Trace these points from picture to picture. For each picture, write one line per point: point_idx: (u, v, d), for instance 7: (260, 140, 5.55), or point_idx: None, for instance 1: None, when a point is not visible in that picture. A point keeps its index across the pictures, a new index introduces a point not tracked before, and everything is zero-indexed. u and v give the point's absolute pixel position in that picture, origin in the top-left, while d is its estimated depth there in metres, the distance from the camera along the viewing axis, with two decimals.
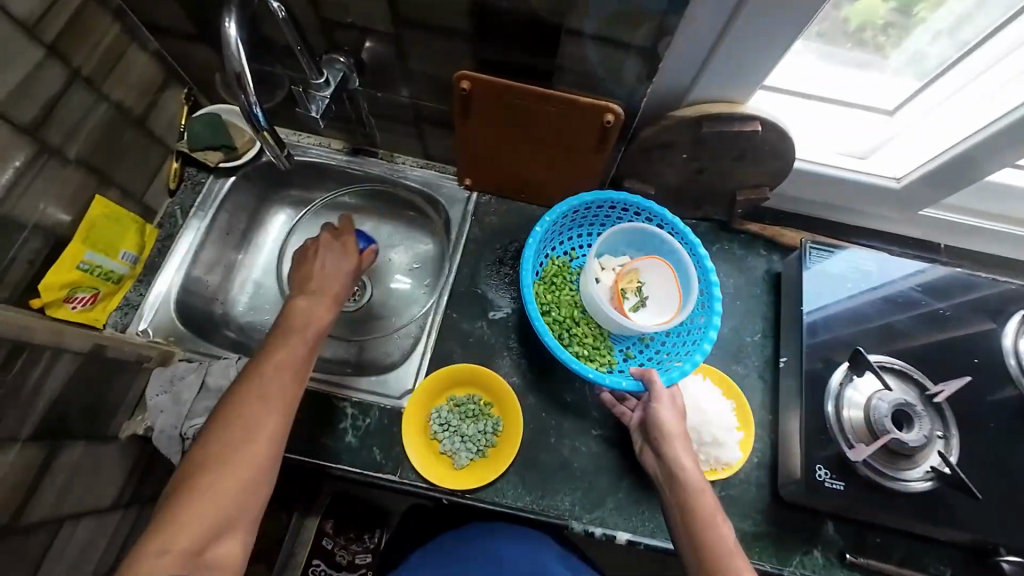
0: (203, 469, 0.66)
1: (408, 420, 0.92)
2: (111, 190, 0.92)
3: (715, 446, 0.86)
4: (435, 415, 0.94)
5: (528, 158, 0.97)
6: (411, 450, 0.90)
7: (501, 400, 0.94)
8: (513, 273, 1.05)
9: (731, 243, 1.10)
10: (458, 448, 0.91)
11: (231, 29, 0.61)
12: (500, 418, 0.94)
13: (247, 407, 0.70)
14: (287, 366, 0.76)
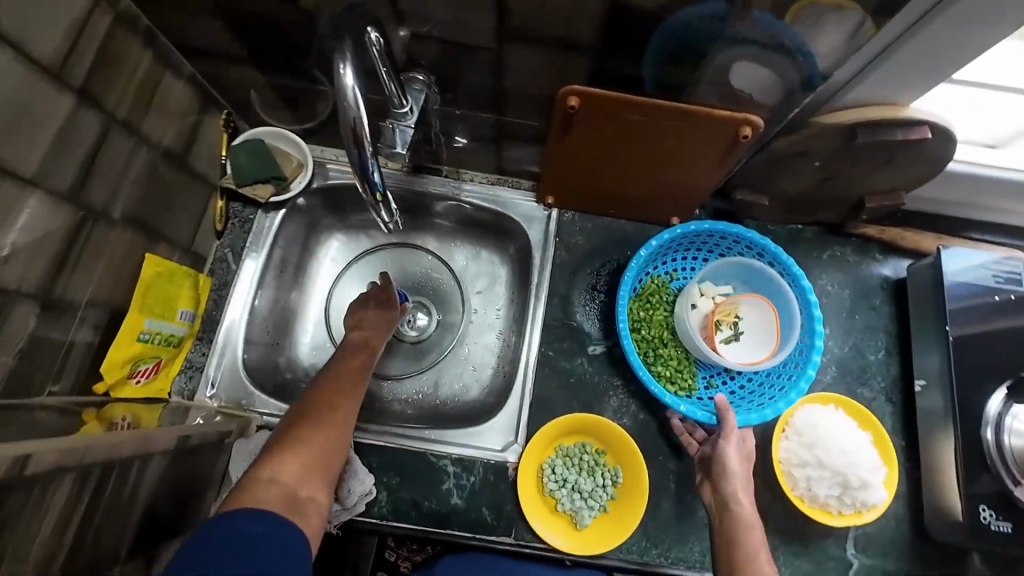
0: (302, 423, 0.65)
1: (521, 481, 0.84)
2: (160, 244, 0.81)
3: (863, 489, 0.78)
4: (548, 470, 0.85)
5: (626, 174, 0.85)
6: (530, 515, 0.83)
7: (620, 448, 0.86)
8: (609, 300, 0.95)
9: (843, 248, 0.99)
10: (579, 506, 0.84)
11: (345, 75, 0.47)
12: (620, 468, 0.86)
13: (335, 383, 0.72)
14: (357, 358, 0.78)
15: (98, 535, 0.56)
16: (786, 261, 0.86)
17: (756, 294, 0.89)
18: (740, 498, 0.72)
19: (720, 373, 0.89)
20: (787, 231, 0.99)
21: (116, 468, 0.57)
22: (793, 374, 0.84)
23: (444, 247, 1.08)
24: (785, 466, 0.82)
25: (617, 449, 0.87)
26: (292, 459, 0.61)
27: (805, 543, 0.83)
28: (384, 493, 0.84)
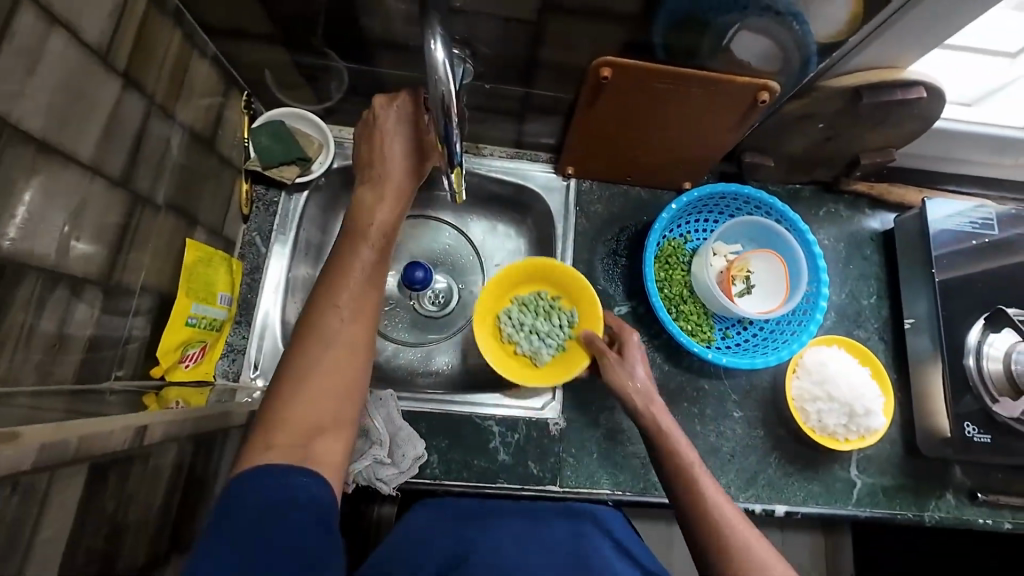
0: (316, 350, 0.58)
1: (479, 310, 0.93)
2: (197, 230, 0.81)
3: (867, 416, 0.88)
4: (506, 325, 0.94)
5: (646, 143, 0.90)
6: (489, 355, 0.91)
7: (568, 279, 0.93)
8: (630, 262, 1.01)
9: (837, 205, 1.07)
10: (536, 346, 0.92)
11: (437, 46, 0.45)
12: (575, 310, 0.94)
13: (344, 293, 0.61)
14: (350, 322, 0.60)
15: (195, 506, 0.59)
16: (792, 220, 0.95)
17: (767, 249, 0.96)
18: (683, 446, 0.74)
19: (734, 325, 0.97)
20: (787, 190, 1.06)
21: (206, 442, 0.59)
22: (802, 320, 0.93)
23: (459, 221, 1.11)
24: (798, 403, 0.92)
25: (574, 297, 0.95)
26: (308, 397, 0.55)
27: (817, 470, 0.93)
28: (435, 456, 0.89)
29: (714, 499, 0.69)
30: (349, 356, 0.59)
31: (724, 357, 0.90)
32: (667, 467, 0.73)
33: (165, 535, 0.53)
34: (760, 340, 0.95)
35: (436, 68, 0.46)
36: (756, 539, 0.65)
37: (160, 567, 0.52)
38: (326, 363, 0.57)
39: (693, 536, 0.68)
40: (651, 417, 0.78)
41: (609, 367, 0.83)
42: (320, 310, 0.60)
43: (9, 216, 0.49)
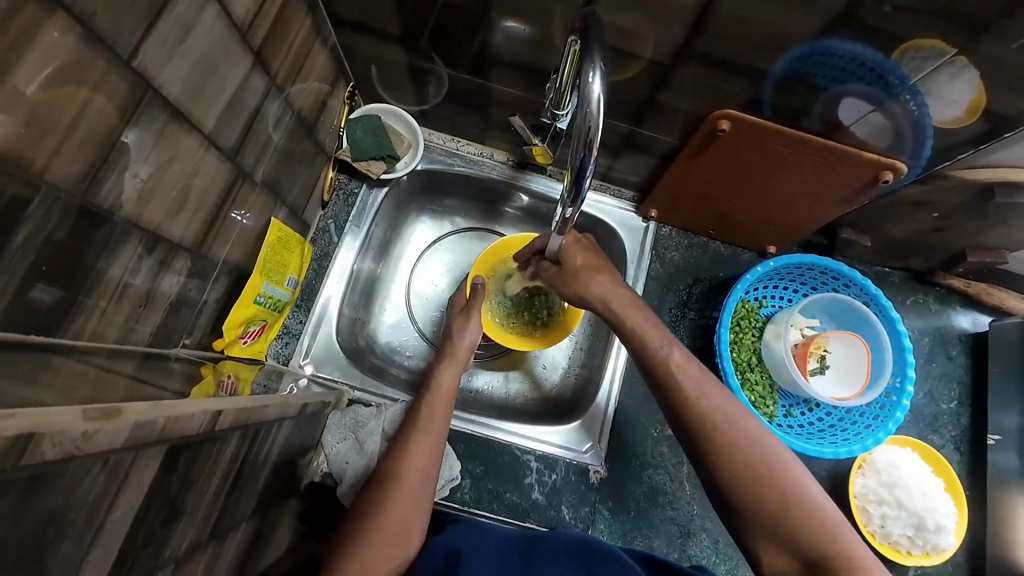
0: (398, 455, 0.70)
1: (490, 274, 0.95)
2: (281, 211, 0.82)
3: (936, 532, 0.81)
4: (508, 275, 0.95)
5: (739, 200, 0.87)
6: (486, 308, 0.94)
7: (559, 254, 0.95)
8: (698, 317, 0.96)
9: (927, 296, 1.01)
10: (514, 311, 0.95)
11: (597, 79, 0.46)
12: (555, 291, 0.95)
13: (428, 407, 0.75)
14: (440, 398, 0.76)
15: (238, 497, 0.57)
16: (884, 306, 0.88)
17: (850, 331, 0.90)
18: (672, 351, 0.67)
19: (799, 405, 0.91)
20: (875, 272, 1.01)
21: (263, 431, 0.58)
22: (879, 414, 0.86)
23: None
24: (859, 502, 0.84)
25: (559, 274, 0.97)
26: (397, 491, 0.67)
27: None
28: (467, 480, 0.85)
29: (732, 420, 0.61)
30: (423, 460, 0.69)
31: (788, 437, 0.84)
32: (666, 393, 0.65)
33: (209, 523, 0.52)
34: (827, 426, 0.89)
35: (589, 101, 0.46)
36: (782, 460, 0.59)
37: (199, 556, 0.50)
38: (410, 464, 0.68)
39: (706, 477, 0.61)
40: (639, 341, 0.69)
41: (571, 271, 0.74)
42: (405, 426, 0.73)
43: (131, 174, 0.49)
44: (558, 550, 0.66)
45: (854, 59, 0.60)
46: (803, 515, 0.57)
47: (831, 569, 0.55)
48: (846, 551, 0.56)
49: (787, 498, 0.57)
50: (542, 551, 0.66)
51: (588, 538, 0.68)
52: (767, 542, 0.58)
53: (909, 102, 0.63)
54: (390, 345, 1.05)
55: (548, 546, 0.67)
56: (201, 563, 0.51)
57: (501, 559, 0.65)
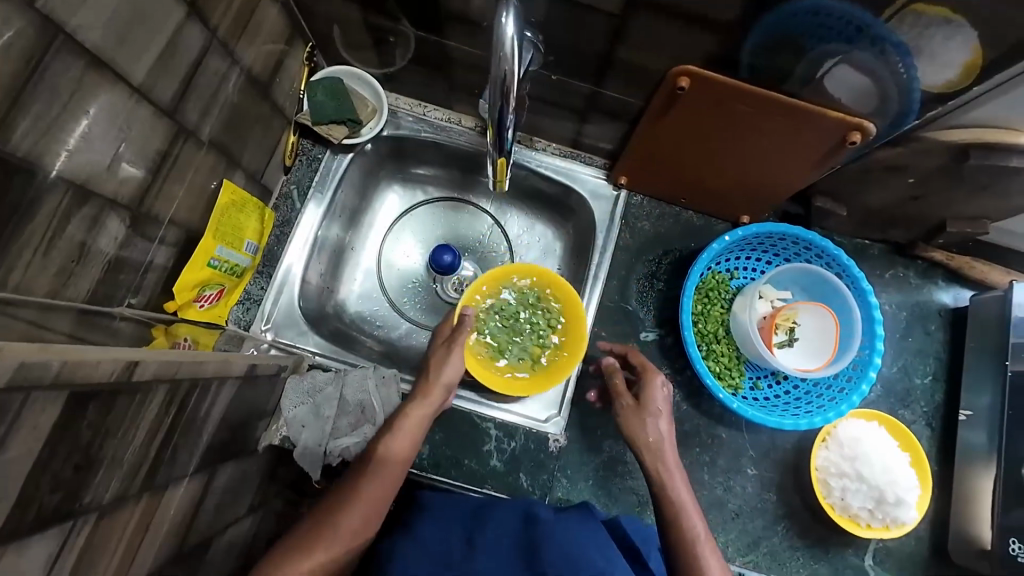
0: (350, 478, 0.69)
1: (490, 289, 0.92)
2: (237, 174, 0.81)
3: (897, 506, 0.80)
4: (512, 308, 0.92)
5: (708, 165, 0.84)
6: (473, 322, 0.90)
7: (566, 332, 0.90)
8: (667, 288, 0.94)
9: (907, 270, 0.98)
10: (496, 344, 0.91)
11: (508, 19, 0.44)
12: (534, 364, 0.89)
13: (384, 448, 0.71)
14: (405, 436, 0.73)
15: (175, 453, 0.58)
16: (857, 277, 0.85)
17: (821, 302, 0.88)
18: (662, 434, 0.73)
19: (767, 377, 0.90)
20: (854, 244, 0.98)
21: (198, 388, 0.58)
22: (845, 386, 0.84)
23: (499, 214, 1.13)
24: (821, 474, 0.84)
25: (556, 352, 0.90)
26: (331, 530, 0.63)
27: (827, 550, 0.86)
28: (426, 446, 0.86)
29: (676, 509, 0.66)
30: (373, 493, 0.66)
31: (761, 413, 0.84)
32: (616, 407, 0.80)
33: (138, 476, 0.52)
34: (791, 398, 0.88)
35: (503, 45, 0.45)
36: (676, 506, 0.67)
37: (125, 507, 0.51)
38: (365, 490, 0.66)
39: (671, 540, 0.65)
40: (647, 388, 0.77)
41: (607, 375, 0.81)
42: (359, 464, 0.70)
43: (46, 121, 0.48)
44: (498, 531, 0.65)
45: (834, 15, 0.58)
46: (670, 529, 0.65)
47: None
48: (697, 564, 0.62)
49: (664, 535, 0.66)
50: (485, 532, 0.65)
51: (527, 520, 0.67)
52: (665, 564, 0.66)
53: (882, 54, 0.60)
54: (361, 315, 1.05)
55: (490, 528, 0.66)
56: (130, 515, 0.53)
57: (443, 547, 0.64)
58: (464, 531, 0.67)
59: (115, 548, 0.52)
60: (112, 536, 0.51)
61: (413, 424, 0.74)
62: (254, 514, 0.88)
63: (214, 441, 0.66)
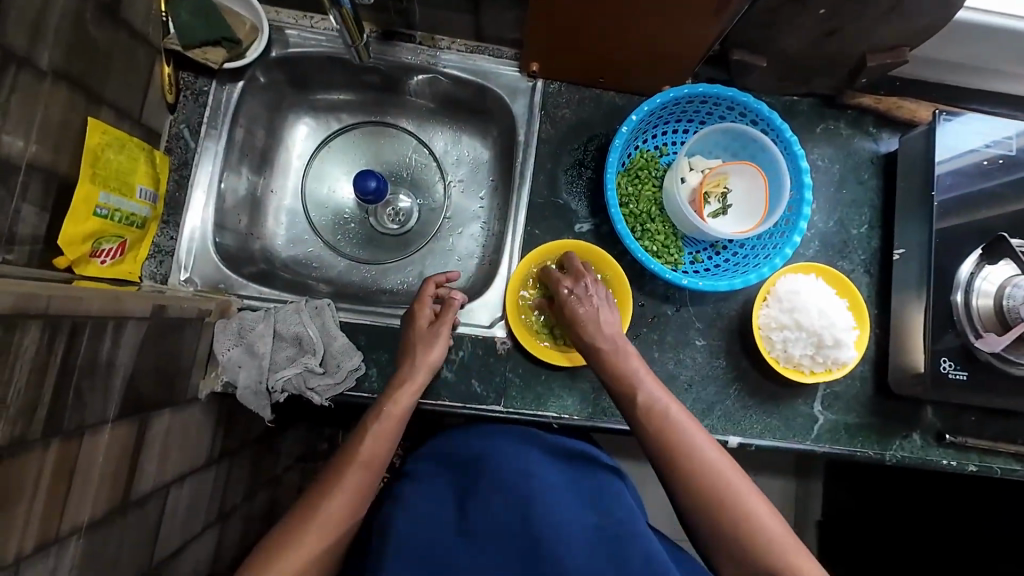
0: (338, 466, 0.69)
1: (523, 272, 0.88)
2: (106, 112, 0.73)
3: (835, 347, 0.82)
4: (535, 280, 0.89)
5: (616, 33, 0.79)
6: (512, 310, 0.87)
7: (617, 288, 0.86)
8: (595, 175, 0.91)
9: (838, 121, 0.96)
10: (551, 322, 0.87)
11: None
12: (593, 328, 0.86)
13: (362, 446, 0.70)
14: (386, 425, 0.72)
15: (81, 397, 0.55)
16: (781, 129, 0.83)
17: (749, 162, 0.87)
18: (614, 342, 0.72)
19: (706, 250, 0.89)
20: (782, 103, 0.95)
21: (86, 328, 0.55)
22: (779, 243, 0.84)
23: (421, 133, 1.07)
24: (763, 331, 0.85)
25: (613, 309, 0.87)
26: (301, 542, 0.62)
27: (777, 403, 0.89)
28: (374, 369, 0.85)
29: (659, 402, 0.65)
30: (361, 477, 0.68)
31: (702, 282, 0.84)
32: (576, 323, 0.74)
33: (37, 418, 0.50)
34: (729, 265, 0.87)
35: None
36: (671, 415, 0.65)
37: (32, 451, 0.50)
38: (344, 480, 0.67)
39: (656, 432, 0.64)
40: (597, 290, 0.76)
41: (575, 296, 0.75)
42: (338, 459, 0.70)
43: None
44: (490, 489, 0.67)
45: None
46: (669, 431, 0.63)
47: (706, 488, 0.59)
48: (706, 460, 0.61)
49: (670, 436, 0.63)
50: (477, 491, 0.68)
51: (520, 470, 0.69)
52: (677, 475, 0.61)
53: None
54: (296, 260, 1.00)
55: (481, 486, 0.68)
56: (41, 459, 0.51)
57: (438, 514, 0.68)
58: (455, 492, 0.70)
59: (33, 493, 0.51)
60: (25, 481, 0.50)
61: (388, 413, 0.73)
62: (217, 465, 0.88)
63: (134, 387, 0.64)
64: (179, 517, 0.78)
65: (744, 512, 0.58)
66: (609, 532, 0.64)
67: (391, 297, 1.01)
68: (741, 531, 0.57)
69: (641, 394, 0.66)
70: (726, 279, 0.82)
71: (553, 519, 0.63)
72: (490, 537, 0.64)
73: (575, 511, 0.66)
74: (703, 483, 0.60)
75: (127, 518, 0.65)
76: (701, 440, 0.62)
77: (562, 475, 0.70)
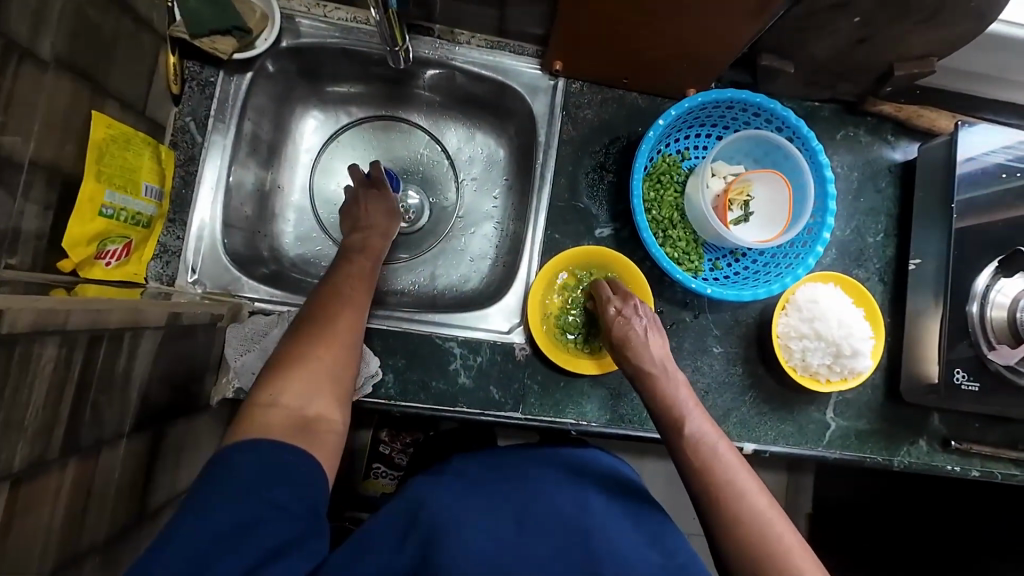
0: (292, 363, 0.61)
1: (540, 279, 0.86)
2: (111, 104, 0.69)
3: (853, 357, 0.83)
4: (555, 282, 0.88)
5: (645, 33, 0.76)
6: (532, 318, 0.85)
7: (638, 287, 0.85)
8: (617, 179, 0.90)
9: (858, 128, 0.95)
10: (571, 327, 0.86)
11: None
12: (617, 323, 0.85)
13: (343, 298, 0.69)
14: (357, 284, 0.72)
15: (99, 412, 0.53)
16: (807, 137, 0.83)
17: (773, 170, 0.86)
18: (665, 377, 0.72)
19: (726, 257, 0.89)
20: (804, 108, 0.94)
21: (102, 341, 0.52)
22: (800, 252, 0.84)
23: (435, 128, 1.04)
24: (782, 340, 0.86)
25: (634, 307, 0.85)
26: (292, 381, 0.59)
27: (790, 409, 0.89)
28: (391, 375, 0.83)
29: (709, 440, 0.66)
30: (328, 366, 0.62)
31: (723, 290, 0.83)
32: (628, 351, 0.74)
33: (55, 439, 0.47)
34: (750, 273, 0.87)
35: None
36: (720, 461, 0.64)
37: (50, 472, 0.47)
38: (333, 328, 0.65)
39: (704, 470, 0.64)
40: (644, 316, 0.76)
41: (621, 317, 0.76)
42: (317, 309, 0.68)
43: None
44: (551, 516, 0.60)
45: None
46: (716, 477, 0.63)
47: (750, 537, 0.59)
48: (753, 510, 0.60)
49: (718, 480, 0.62)
50: (534, 511, 0.61)
51: (576, 501, 0.64)
52: (722, 526, 0.60)
53: None
54: (304, 259, 0.97)
55: (540, 511, 0.61)
56: (60, 478, 0.49)
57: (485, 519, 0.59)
58: (502, 501, 0.63)
59: (50, 516, 0.48)
60: (43, 504, 0.47)
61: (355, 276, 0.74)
62: None
63: (147, 399, 0.61)
64: None
65: (795, 571, 0.56)
66: (676, 574, 0.57)
67: (403, 299, 0.98)
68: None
69: (691, 429, 0.67)
70: (750, 289, 0.82)
71: (615, 553, 0.57)
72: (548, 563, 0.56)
73: (638, 549, 0.59)
74: (748, 536, 0.59)
75: (141, 533, 0.62)
76: (750, 493, 0.61)
77: (613, 507, 0.65)
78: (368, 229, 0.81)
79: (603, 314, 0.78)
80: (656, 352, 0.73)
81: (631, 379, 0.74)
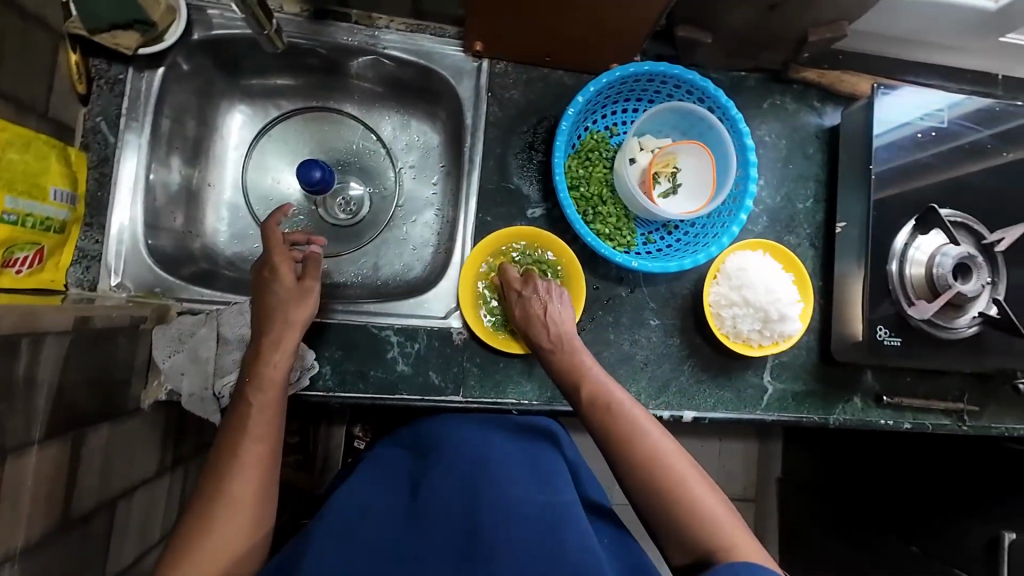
0: (184, 551, 0.58)
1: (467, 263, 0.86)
2: (4, 107, 0.66)
3: (781, 321, 0.85)
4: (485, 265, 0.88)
5: (557, 11, 0.76)
6: (462, 303, 0.86)
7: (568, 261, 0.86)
8: (546, 158, 0.90)
9: (783, 96, 0.96)
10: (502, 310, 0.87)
11: None
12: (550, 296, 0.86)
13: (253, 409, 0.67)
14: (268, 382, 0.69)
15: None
16: (726, 107, 0.84)
17: (697, 142, 0.87)
18: (569, 344, 0.76)
19: (658, 231, 0.90)
20: (730, 78, 0.95)
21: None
22: (726, 222, 0.85)
23: (367, 118, 1.02)
24: (714, 308, 0.88)
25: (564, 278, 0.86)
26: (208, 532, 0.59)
27: (728, 375, 0.92)
28: (328, 367, 0.83)
29: (607, 394, 0.70)
30: (223, 559, 0.59)
31: (652, 263, 0.84)
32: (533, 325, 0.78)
33: None
34: (680, 245, 0.88)
35: None
36: (617, 410, 0.68)
37: None
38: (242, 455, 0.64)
39: (604, 422, 0.68)
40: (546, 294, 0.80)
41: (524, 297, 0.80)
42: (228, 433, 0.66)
43: None
44: (445, 472, 0.67)
45: None
46: (616, 425, 0.67)
47: (650, 475, 0.62)
48: (649, 449, 0.64)
49: (618, 428, 0.66)
50: (433, 474, 0.68)
51: (475, 454, 0.70)
52: (626, 469, 0.64)
53: None
54: (240, 256, 0.95)
55: (438, 470, 0.68)
56: None
57: (392, 500, 0.67)
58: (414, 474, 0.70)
59: None
60: None
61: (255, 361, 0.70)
62: (170, 472, 0.85)
63: (61, 405, 0.60)
64: (132, 528, 0.75)
65: (691, 498, 0.60)
66: (553, 510, 0.63)
67: (345, 291, 0.97)
68: (683, 515, 0.60)
69: (591, 387, 0.71)
70: (678, 261, 0.82)
71: (498, 497, 0.64)
72: (438, 517, 0.62)
73: (521, 490, 0.66)
74: (648, 472, 0.62)
75: (68, 539, 0.62)
76: (646, 435, 0.65)
77: (514, 456, 0.71)
78: (271, 339, 0.71)
79: (508, 296, 0.82)
80: (559, 323, 0.77)
81: (537, 352, 0.77)
